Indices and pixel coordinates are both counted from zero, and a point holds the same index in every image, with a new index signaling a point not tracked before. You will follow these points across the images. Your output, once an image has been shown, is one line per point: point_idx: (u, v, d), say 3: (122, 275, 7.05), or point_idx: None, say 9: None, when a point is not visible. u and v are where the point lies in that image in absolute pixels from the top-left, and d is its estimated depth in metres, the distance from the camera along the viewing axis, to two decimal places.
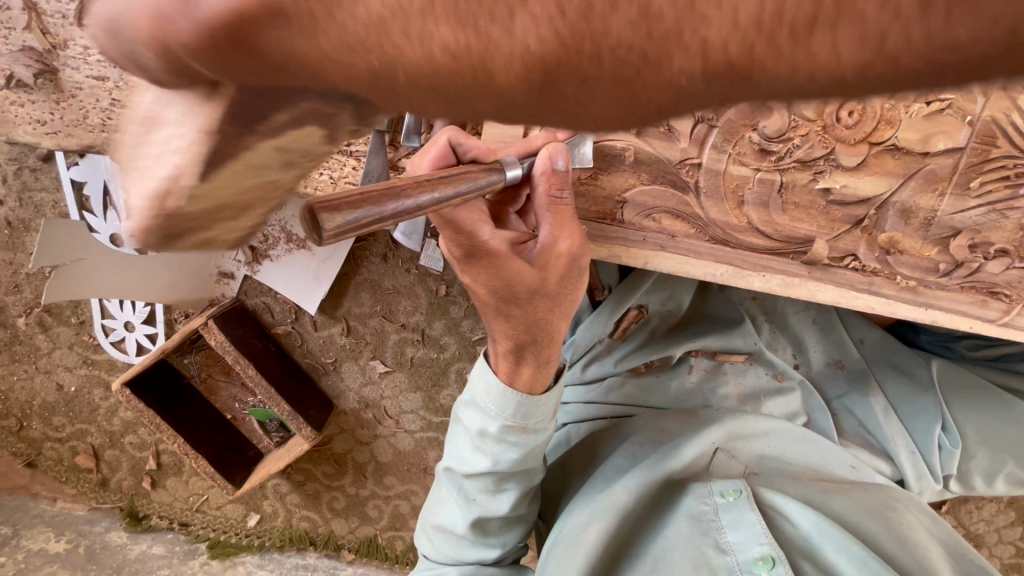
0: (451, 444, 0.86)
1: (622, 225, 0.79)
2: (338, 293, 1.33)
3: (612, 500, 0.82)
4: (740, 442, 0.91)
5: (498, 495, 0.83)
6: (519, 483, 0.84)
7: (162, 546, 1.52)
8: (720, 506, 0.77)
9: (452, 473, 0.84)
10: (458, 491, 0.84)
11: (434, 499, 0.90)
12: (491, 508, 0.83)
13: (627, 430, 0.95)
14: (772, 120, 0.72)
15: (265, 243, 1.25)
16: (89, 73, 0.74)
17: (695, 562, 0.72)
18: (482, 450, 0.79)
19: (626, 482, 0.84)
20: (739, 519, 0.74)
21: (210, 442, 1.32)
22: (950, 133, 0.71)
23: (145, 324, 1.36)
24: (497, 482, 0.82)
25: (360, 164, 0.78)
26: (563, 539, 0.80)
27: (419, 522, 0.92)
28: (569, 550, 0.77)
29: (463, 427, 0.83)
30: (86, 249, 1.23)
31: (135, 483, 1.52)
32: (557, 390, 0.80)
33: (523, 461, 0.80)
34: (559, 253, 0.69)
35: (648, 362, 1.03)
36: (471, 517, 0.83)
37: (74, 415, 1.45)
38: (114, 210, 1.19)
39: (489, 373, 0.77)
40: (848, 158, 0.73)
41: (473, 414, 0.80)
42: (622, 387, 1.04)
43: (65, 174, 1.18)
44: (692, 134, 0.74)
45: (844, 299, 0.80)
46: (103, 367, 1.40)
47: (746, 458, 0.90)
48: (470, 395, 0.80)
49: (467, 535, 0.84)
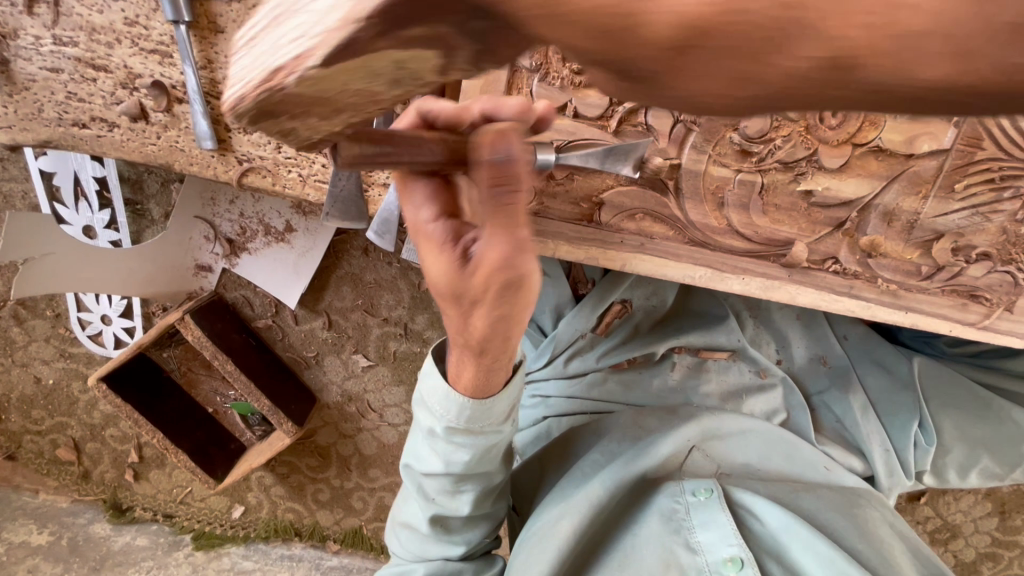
0: (410, 443, 0.84)
1: (601, 226, 0.76)
2: (319, 287, 1.30)
3: (588, 494, 0.81)
4: (715, 443, 0.91)
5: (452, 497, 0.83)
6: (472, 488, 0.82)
7: (146, 538, 1.51)
8: (691, 503, 0.78)
9: (414, 474, 0.84)
10: (421, 492, 0.84)
11: (400, 498, 0.90)
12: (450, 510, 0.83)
13: (605, 426, 0.94)
14: (753, 120, 0.69)
15: (243, 235, 1.23)
16: (42, 65, 0.72)
17: (663, 559, 0.73)
18: (435, 449, 0.78)
19: (603, 478, 0.83)
20: (709, 517, 0.76)
21: (190, 437, 1.30)
22: (935, 135, 0.70)
23: (122, 317, 1.33)
24: (453, 483, 0.81)
25: (329, 162, 0.75)
26: (537, 533, 0.80)
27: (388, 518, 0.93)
28: (540, 548, 0.78)
29: (418, 427, 0.81)
30: (55, 243, 1.18)
31: (118, 475, 1.50)
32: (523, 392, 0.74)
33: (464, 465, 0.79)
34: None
35: (631, 360, 1.03)
36: (430, 514, 0.84)
37: (53, 408, 1.43)
38: (88, 201, 1.21)
39: (436, 373, 0.74)
40: (832, 159, 0.71)
41: (424, 413, 0.78)
42: (604, 383, 1.03)
43: (33, 165, 1.18)
44: (671, 134, 0.71)
45: (813, 305, 0.79)
46: (81, 360, 1.38)
47: (718, 457, 0.90)
48: (421, 393, 0.77)
49: (430, 534, 0.85)
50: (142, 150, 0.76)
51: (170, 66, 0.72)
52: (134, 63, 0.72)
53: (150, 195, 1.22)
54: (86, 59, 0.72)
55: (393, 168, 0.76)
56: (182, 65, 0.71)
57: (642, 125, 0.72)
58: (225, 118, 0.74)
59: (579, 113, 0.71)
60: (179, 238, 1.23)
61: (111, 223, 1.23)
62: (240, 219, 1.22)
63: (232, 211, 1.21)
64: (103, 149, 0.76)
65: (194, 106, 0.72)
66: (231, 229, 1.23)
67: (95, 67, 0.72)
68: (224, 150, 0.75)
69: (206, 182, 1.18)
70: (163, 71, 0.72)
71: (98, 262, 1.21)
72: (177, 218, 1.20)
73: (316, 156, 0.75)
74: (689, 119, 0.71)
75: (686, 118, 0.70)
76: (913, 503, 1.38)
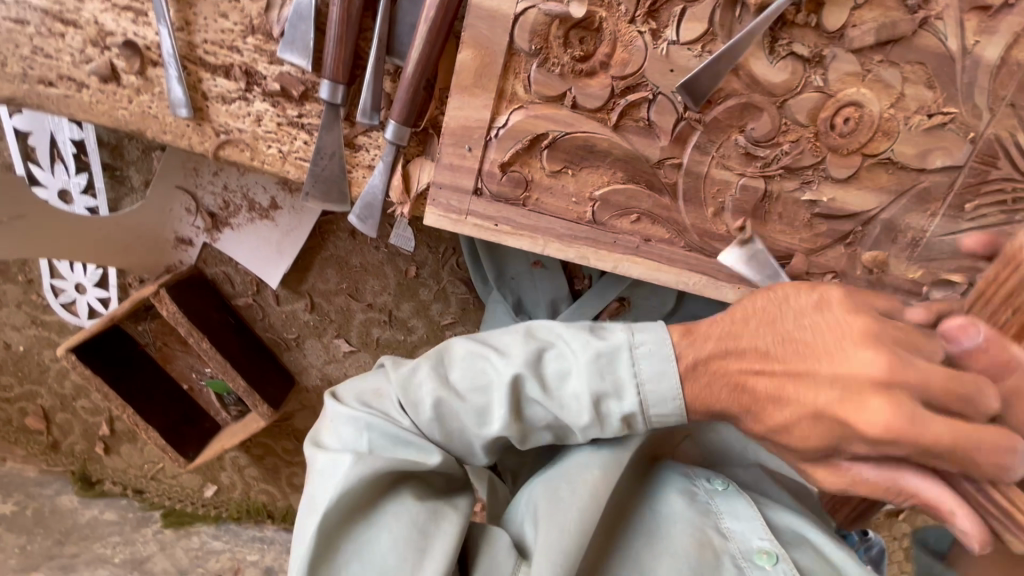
0: (506, 339, 0.62)
1: (598, 226, 0.71)
2: (302, 268, 1.26)
3: (617, 445, 0.72)
4: (718, 431, 0.85)
5: (528, 389, 0.60)
6: (590, 336, 0.60)
7: (115, 512, 1.48)
8: (710, 490, 0.75)
9: (475, 348, 0.63)
10: (470, 375, 0.61)
11: (368, 388, 0.66)
12: (520, 385, 0.59)
13: None
14: (760, 122, 0.66)
15: (226, 209, 1.19)
16: (5, 15, 0.67)
17: (699, 543, 0.68)
18: (554, 380, 0.60)
19: (627, 432, 0.74)
20: (737, 507, 0.72)
21: (161, 414, 1.27)
22: (949, 150, 0.66)
23: (97, 287, 1.29)
24: (542, 371, 0.60)
25: (312, 139, 0.71)
26: (535, 508, 0.70)
27: (330, 421, 0.65)
28: (640, 348, 0.59)
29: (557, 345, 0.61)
30: (30, 206, 1.09)
31: (88, 448, 1.47)
32: (711, 368, 0.59)
33: (582, 348, 0.59)
34: (763, 361, 0.57)
35: None
36: (459, 393, 0.61)
37: (23, 375, 1.39)
38: (64, 164, 1.16)
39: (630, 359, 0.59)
40: (840, 169, 0.68)
41: (566, 349, 0.61)
42: None
43: (7, 122, 1.13)
44: (673, 132, 0.67)
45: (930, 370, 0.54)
46: (53, 329, 1.34)
47: (714, 448, 0.86)
48: (562, 349, 0.61)
49: (452, 425, 0.62)
50: (111, 113, 0.71)
51: (145, 26, 0.67)
52: (106, 20, 0.67)
53: (131, 162, 1.16)
54: (54, 12, 0.67)
55: (379, 151, 0.72)
56: (157, 26, 0.66)
57: (644, 120, 0.67)
58: (202, 85, 0.69)
59: (578, 103, 0.66)
60: (159, 208, 1.18)
61: (88, 189, 1.18)
62: (224, 192, 1.17)
63: (215, 182, 1.16)
64: (69, 110, 0.71)
65: (169, 70, 0.68)
66: (214, 202, 1.18)
67: (63, 20, 0.67)
68: (201, 120, 0.71)
69: (188, 152, 1.13)
70: (138, 30, 0.67)
71: (70, 229, 1.13)
72: (158, 187, 1.15)
73: (297, 132, 0.71)
74: (695, 117, 0.66)
75: (690, 115, 0.66)
76: (890, 520, 1.37)
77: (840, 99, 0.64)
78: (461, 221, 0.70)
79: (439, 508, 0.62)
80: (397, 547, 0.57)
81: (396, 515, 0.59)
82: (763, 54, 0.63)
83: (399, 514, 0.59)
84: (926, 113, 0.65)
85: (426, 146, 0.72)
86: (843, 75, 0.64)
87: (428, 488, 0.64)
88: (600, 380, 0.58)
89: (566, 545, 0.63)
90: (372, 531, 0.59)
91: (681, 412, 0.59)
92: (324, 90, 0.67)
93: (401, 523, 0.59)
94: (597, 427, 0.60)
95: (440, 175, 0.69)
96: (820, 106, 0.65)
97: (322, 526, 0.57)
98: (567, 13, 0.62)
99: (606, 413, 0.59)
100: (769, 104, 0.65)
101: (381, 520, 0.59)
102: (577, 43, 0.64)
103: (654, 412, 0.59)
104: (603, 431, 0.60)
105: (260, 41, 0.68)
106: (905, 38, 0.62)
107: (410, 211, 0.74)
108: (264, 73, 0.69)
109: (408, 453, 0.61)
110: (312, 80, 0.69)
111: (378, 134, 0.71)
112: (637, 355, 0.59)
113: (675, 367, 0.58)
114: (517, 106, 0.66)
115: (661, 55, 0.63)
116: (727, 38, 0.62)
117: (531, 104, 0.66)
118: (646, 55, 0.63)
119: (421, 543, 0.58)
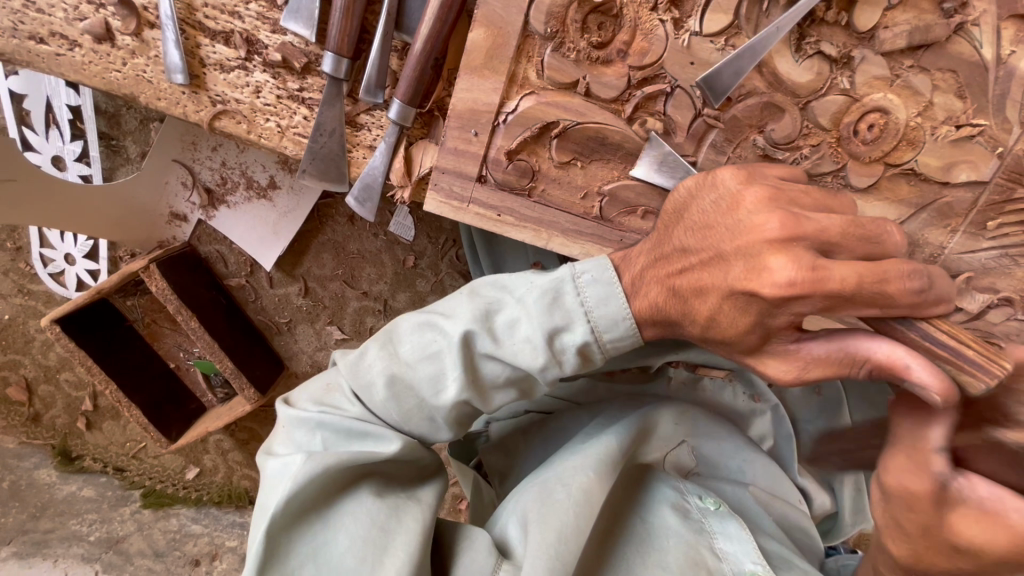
0: (456, 303, 0.59)
1: (604, 222, 0.68)
2: (298, 251, 1.23)
3: (599, 453, 0.72)
4: (709, 441, 0.83)
5: (477, 345, 0.57)
6: (535, 278, 0.57)
7: (93, 489, 1.44)
8: (702, 508, 0.73)
9: (425, 318, 0.60)
10: (418, 345, 0.58)
11: (320, 386, 0.63)
12: (468, 343, 0.56)
13: (598, 408, 0.84)
14: (781, 123, 0.63)
15: (223, 186, 1.15)
16: None
17: (688, 561, 0.66)
18: (503, 335, 0.57)
19: (611, 439, 0.74)
20: (726, 527, 0.70)
21: (145, 392, 1.24)
22: (975, 164, 0.64)
23: (87, 259, 1.26)
24: (488, 321, 0.57)
25: (312, 115, 0.69)
26: (519, 514, 0.67)
27: (282, 428, 0.62)
28: (582, 275, 0.56)
29: (508, 301, 0.57)
30: (17, 170, 1.04)
31: (69, 422, 1.44)
32: (649, 276, 0.55)
33: (527, 293, 0.56)
34: (686, 257, 0.54)
35: (624, 370, 0.85)
36: (411, 365, 0.58)
37: (6, 345, 1.36)
38: (59, 130, 1.13)
39: (571, 287, 0.55)
40: (860, 178, 0.65)
41: (513, 305, 0.57)
42: (594, 393, 0.87)
43: (2, 84, 1.09)
44: (690, 128, 0.64)
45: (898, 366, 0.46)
46: (40, 299, 1.31)
47: (706, 458, 0.83)
48: (508, 306, 0.57)
49: (407, 403, 0.59)
50: (104, 75, 0.68)
51: None
52: None
53: (128, 132, 1.13)
54: None
55: (382, 131, 0.69)
56: None
57: (661, 114, 0.64)
58: (201, 51, 0.66)
59: (592, 91, 0.63)
60: (154, 181, 1.15)
61: (82, 156, 1.15)
62: (221, 168, 1.13)
63: (213, 157, 1.12)
64: (61, 69, 0.68)
65: (166, 33, 0.65)
66: (211, 178, 1.15)
67: None
68: (197, 87, 0.68)
69: (187, 124, 1.09)
70: None
71: (58, 196, 1.08)
72: (155, 159, 1.12)
73: (297, 106, 0.68)
74: (715, 113, 0.63)
75: (709, 111, 0.63)
76: None
77: (865, 104, 0.62)
78: (462, 209, 0.67)
79: (400, 501, 0.60)
80: (355, 545, 0.55)
81: (352, 515, 0.56)
82: (788, 52, 0.60)
83: (355, 513, 0.56)
84: (954, 124, 0.62)
85: (431, 129, 0.69)
86: (871, 79, 0.61)
87: (388, 483, 0.61)
88: (551, 319, 0.54)
89: (550, 556, 0.61)
90: (328, 532, 0.55)
91: (635, 332, 0.55)
92: (326, 63, 0.63)
93: (358, 519, 0.56)
94: (552, 363, 0.56)
95: (443, 159, 0.66)
96: (844, 110, 0.62)
97: (281, 534, 0.54)
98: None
99: (562, 346, 0.55)
100: (791, 105, 0.62)
101: (337, 519, 0.56)
102: (595, 29, 0.61)
103: (608, 337, 0.55)
104: (563, 367, 0.56)
105: (262, 8, 0.64)
106: (938, 43, 0.59)
107: (409, 196, 0.71)
108: (266, 42, 0.66)
109: (363, 445, 0.59)
110: (315, 51, 0.65)
111: (381, 113, 0.68)
112: (580, 283, 0.55)
113: (620, 285, 0.55)
114: (528, 92, 0.63)
115: (682, 46, 0.61)
116: (752, 32, 0.59)
117: (542, 90, 0.63)
118: (666, 45, 0.61)
119: (381, 539, 0.56)
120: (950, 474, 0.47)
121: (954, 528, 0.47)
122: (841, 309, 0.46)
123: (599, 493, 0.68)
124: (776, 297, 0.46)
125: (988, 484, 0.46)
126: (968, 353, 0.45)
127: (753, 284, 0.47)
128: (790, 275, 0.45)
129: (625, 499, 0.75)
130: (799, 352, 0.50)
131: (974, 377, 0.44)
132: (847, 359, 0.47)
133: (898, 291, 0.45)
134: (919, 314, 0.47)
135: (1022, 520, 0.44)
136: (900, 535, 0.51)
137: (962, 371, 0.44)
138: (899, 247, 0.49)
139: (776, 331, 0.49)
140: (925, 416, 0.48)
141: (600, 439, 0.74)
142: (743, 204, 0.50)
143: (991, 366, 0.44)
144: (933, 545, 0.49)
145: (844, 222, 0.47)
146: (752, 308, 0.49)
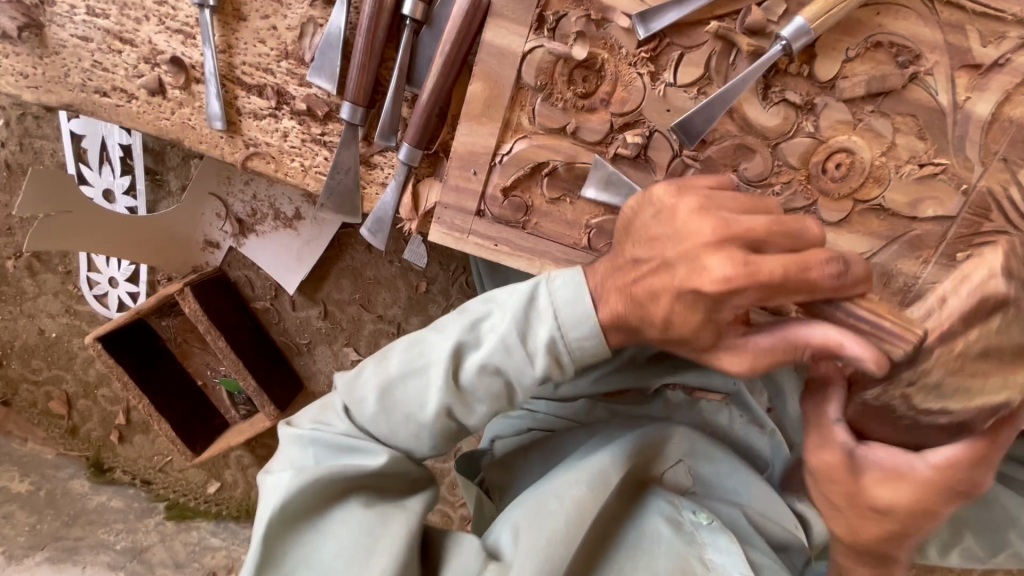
0: (457, 321, 0.65)
1: (593, 253, 0.73)
2: (319, 277, 1.32)
3: (593, 468, 0.76)
4: (705, 461, 0.84)
5: (465, 356, 0.63)
6: (514, 287, 0.64)
7: (121, 501, 1.51)
8: (694, 523, 0.75)
9: (424, 335, 0.66)
10: (409, 358, 0.65)
11: (317, 407, 0.70)
12: (457, 354, 0.63)
13: (598, 427, 0.87)
14: (753, 163, 0.69)
15: (253, 217, 1.25)
16: (73, 32, 0.75)
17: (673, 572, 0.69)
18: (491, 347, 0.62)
19: (606, 455, 0.77)
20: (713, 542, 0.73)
21: (174, 407, 1.32)
22: (941, 201, 0.68)
23: (128, 282, 1.37)
24: (475, 332, 0.63)
25: (332, 155, 0.77)
26: (514, 525, 0.71)
27: (281, 446, 0.69)
28: (555, 279, 0.62)
29: (494, 314, 0.63)
30: (76, 202, 1.16)
31: (104, 434, 1.54)
32: (609, 286, 0.60)
33: (508, 301, 0.63)
34: (638, 269, 0.59)
35: (623, 392, 0.89)
36: (415, 378, 0.64)
37: (52, 360, 1.48)
38: (111, 166, 1.25)
39: (540, 294, 0.61)
40: (831, 213, 0.70)
41: (496, 318, 0.63)
42: (592, 413, 0.90)
43: (65, 126, 1.23)
44: (669, 167, 0.70)
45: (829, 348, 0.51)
46: (84, 319, 1.42)
47: (702, 477, 0.85)
48: (489, 317, 0.64)
49: (397, 416, 0.65)
50: (154, 123, 0.78)
51: (192, 47, 0.74)
52: (159, 40, 0.75)
53: (171, 168, 1.25)
54: (114, 31, 0.75)
55: (392, 170, 0.77)
56: (203, 48, 0.74)
57: (642, 153, 0.70)
58: (237, 102, 0.76)
59: (579, 134, 0.70)
60: (192, 211, 1.25)
61: (130, 190, 1.27)
62: (253, 201, 1.24)
63: (245, 191, 1.23)
64: (119, 118, 0.78)
65: (209, 87, 0.75)
66: (243, 209, 1.25)
67: (122, 40, 0.75)
68: (234, 132, 0.77)
69: (222, 162, 1.20)
70: (185, 51, 0.75)
71: (107, 226, 1.20)
72: (194, 192, 1.23)
73: (319, 148, 0.77)
74: (693, 154, 0.69)
75: (688, 153, 0.69)
76: None
77: (831, 145, 0.67)
78: (463, 240, 0.74)
79: (388, 509, 0.65)
80: (346, 547, 0.61)
81: (340, 523, 0.62)
82: (756, 100, 0.66)
83: (346, 521, 0.62)
84: (917, 163, 0.67)
85: (436, 168, 0.77)
86: (835, 123, 0.67)
87: (379, 495, 0.66)
88: (532, 327, 0.61)
89: (541, 562, 0.66)
90: (319, 537, 0.62)
91: (600, 332, 0.60)
92: (345, 111, 0.72)
93: (345, 529, 0.62)
94: (525, 362, 0.61)
95: (446, 195, 0.73)
96: (812, 151, 0.68)
97: (272, 540, 0.60)
98: (570, 55, 0.66)
99: (535, 345, 0.61)
100: (762, 146, 0.68)
101: (329, 527, 0.62)
102: (580, 81, 0.68)
103: (573, 335, 0.60)
104: (537, 368, 0.62)
105: (292, 65, 0.74)
106: (895, 91, 0.65)
107: (416, 228, 0.78)
108: (294, 94, 0.75)
109: (350, 459, 0.65)
110: (336, 101, 0.75)
111: (393, 154, 0.77)
112: (552, 287, 0.61)
113: (587, 288, 0.60)
114: (522, 136, 0.71)
115: (659, 95, 0.67)
116: (722, 82, 0.66)
117: (534, 134, 0.71)
118: (644, 94, 0.68)
119: (370, 541, 0.61)
120: (854, 444, 0.55)
121: (872, 491, 0.55)
122: (773, 297, 0.51)
123: (592, 505, 0.72)
124: (717, 293, 0.52)
125: (883, 448, 0.54)
126: (887, 323, 0.49)
127: (696, 282, 0.53)
128: (726, 272, 0.51)
129: (619, 512, 0.78)
130: (747, 345, 0.55)
131: (891, 343, 0.49)
132: (788, 347, 0.53)
133: (819, 277, 0.50)
134: (844, 295, 0.51)
135: (918, 470, 0.53)
136: (834, 510, 0.58)
137: (885, 341, 0.49)
138: (844, 258, 0.55)
139: (723, 324, 0.55)
140: (823, 397, 0.56)
141: (595, 456, 0.78)
142: (678, 214, 0.56)
143: (908, 333, 0.48)
144: (858, 510, 0.56)
145: (769, 222, 0.52)
146: (699, 306, 0.55)
